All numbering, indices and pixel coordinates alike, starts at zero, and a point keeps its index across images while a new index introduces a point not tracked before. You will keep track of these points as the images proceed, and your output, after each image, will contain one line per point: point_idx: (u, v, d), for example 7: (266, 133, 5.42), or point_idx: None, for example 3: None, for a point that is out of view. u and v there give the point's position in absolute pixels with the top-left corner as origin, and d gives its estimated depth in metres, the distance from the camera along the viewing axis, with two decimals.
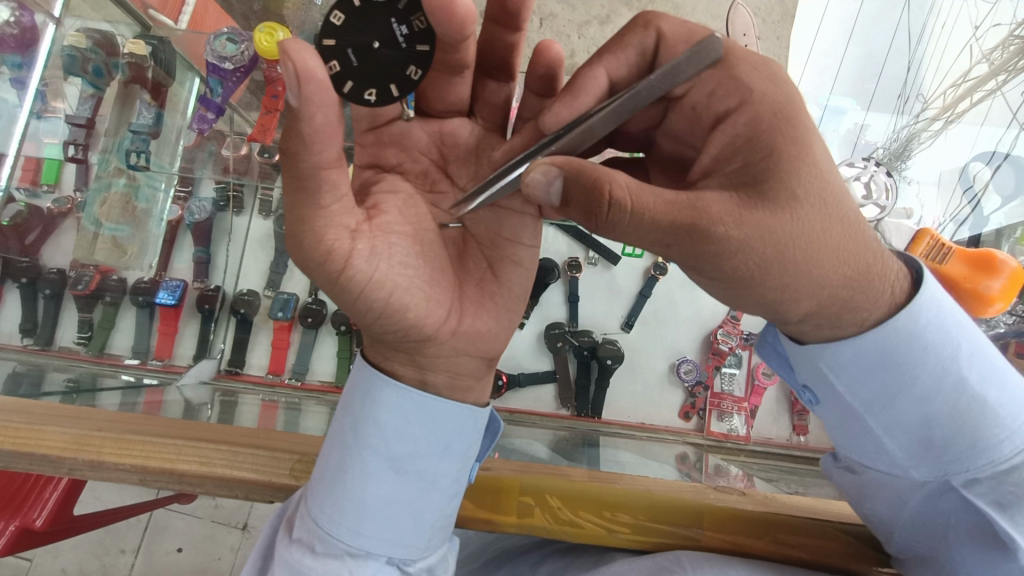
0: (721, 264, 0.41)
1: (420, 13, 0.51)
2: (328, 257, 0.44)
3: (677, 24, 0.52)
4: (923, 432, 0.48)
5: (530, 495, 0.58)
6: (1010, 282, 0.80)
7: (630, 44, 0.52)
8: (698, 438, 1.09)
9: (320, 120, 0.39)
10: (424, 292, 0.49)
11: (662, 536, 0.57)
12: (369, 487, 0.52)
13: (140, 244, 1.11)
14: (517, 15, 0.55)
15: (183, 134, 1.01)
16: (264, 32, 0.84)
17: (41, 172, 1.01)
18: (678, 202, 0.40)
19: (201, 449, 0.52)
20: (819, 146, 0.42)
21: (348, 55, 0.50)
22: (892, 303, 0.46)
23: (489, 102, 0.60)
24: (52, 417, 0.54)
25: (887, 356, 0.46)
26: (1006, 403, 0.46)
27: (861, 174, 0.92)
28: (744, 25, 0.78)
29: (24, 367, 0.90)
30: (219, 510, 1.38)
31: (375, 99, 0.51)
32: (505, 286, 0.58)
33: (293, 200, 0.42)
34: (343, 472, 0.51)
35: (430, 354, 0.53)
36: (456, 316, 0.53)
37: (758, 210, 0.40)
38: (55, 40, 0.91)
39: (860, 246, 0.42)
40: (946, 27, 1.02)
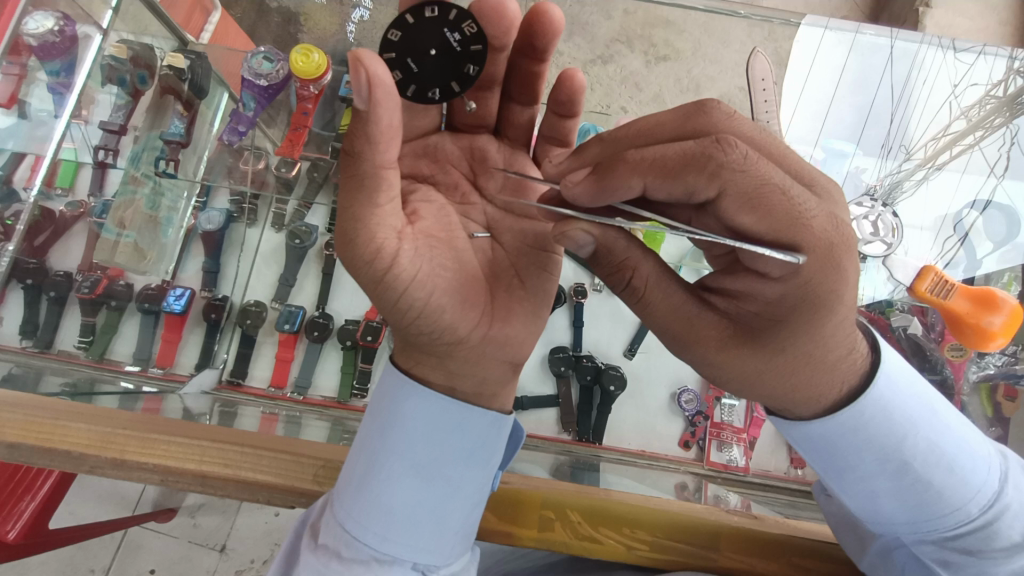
0: (700, 357, 0.52)
1: (470, 19, 0.57)
2: (377, 255, 0.47)
3: (748, 176, 0.42)
4: (873, 504, 0.54)
5: (551, 508, 0.61)
6: (1010, 319, 0.88)
7: (683, 179, 0.43)
8: (698, 467, 1.08)
9: (386, 122, 0.43)
10: (457, 297, 0.52)
11: (680, 555, 0.60)
12: (396, 493, 0.54)
13: (160, 250, 1.10)
14: (542, 52, 0.60)
15: (209, 144, 1.04)
16: (301, 54, 0.93)
17: (58, 175, 1.02)
18: (672, 308, 0.51)
19: (224, 452, 0.58)
20: (837, 307, 0.46)
21: (408, 64, 0.57)
22: (850, 387, 0.51)
23: (515, 123, 0.64)
24: (75, 414, 0.60)
25: (854, 434, 0.52)
26: (950, 483, 0.51)
27: (870, 214, 0.99)
28: (762, 69, 0.80)
29: (21, 369, 0.88)
30: (199, 531, 1.33)
31: (438, 97, 0.58)
32: (533, 289, 0.60)
33: (351, 198, 0.46)
34: (371, 475, 0.54)
35: (461, 357, 0.55)
36: (488, 321, 0.55)
37: (740, 344, 0.50)
38: (99, 50, 0.98)
39: (835, 366, 0.50)
40: (927, 83, 1.04)
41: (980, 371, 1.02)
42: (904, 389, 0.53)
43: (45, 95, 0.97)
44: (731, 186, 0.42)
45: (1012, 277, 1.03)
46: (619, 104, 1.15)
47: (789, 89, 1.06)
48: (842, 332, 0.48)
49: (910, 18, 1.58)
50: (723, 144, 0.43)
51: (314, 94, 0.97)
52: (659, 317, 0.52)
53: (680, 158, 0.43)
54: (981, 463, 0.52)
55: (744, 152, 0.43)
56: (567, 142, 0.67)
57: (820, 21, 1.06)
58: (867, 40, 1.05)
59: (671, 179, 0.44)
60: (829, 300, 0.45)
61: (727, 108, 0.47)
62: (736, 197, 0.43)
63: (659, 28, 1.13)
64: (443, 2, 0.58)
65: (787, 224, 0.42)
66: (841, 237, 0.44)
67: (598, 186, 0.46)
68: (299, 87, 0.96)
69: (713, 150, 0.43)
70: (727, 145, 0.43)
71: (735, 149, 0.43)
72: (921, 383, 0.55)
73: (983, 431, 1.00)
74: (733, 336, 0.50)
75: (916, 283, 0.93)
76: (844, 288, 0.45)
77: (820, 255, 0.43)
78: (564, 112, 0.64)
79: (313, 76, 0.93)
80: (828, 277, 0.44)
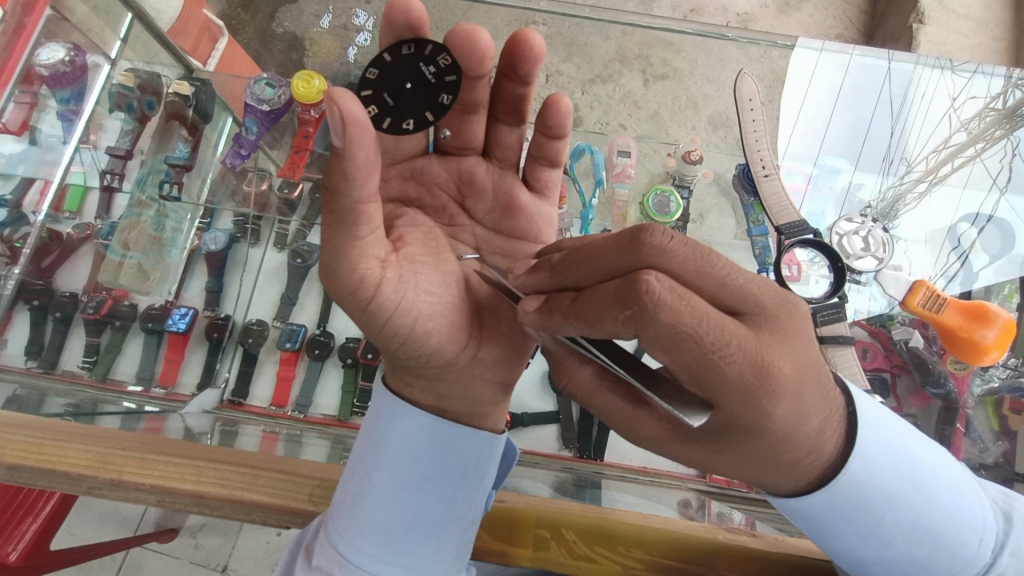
0: (649, 448, 0.52)
1: (445, 52, 0.59)
2: (359, 285, 0.49)
3: (668, 325, 0.38)
4: (859, 570, 0.53)
5: (546, 527, 0.61)
6: (1004, 333, 0.90)
7: (604, 325, 0.41)
8: (701, 485, 1.05)
9: (361, 157, 0.44)
10: (443, 322, 0.54)
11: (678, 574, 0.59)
12: (391, 513, 0.55)
13: (162, 270, 1.13)
14: (524, 75, 0.62)
15: (213, 167, 1.07)
16: (303, 79, 0.94)
17: (66, 198, 1.06)
18: (615, 407, 0.51)
19: (223, 472, 0.59)
20: (769, 432, 0.42)
21: (384, 98, 0.59)
22: (813, 476, 0.48)
23: (504, 144, 0.67)
24: (76, 434, 0.61)
25: (843, 510, 0.49)
26: (935, 558, 0.50)
27: (860, 229, 1.01)
28: (750, 91, 0.92)
29: (24, 390, 0.89)
30: (200, 552, 1.33)
31: (412, 127, 0.59)
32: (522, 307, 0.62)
33: (331, 231, 0.47)
34: (364, 495, 0.54)
35: (450, 379, 0.58)
36: (474, 346, 0.58)
37: (683, 445, 0.48)
38: (106, 78, 1.03)
39: (792, 469, 0.47)
40: (926, 98, 1.05)
41: (985, 384, 1.00)
42: (898, 455, 0.50)
43: (55, 123, 1.01)
44: (648, 332, 0.38)
45: (1013, 289, 1.02)
46: (618, 122, 1.16)
47: (786, 111, 1.08)
48: (791, 443, 0.44)
49: (903, 34, 1.61)
50: (636, 287, 0.38)
51: (315, 118, 0.97)
52: (605, 408, 0.52)
53: (599, 303, 0.40)
54: (973, 535, 0.50)
55: (657, 292, 0.37)
56: (557, 162, 0.69)
57: (817, 44, 1.07)
58: (863, 62, 1.05)
59: (594, 325, 0.41)
60: (757, 427, 0.42)
61: (668, 232, 0.40)
62: (656, 345, 0.39)
63: (657, 48, 1.12)
64: (419, 37, 0.60)
65: (702, 368, 0.39)
66: (765, 379, 0.39)
67: (543, 321, 0.46)
68: (301, 111, 0.97)
69: (630, 297, 0.38)
70: (642, 290, 0.38)
71: (650, 290, 0.38)
72: (905, 451, 0.51)
73: (989, 446, 0.99)
74: (675, 431, 0.49)
75: (907, 297, 0.96)
76: (774, 414, 0.41)
77: (740, 394, 0.40)
78: (552, 132, 0.66)
79: (315, 100, 0.94)
80: (752, 410, 0.41)
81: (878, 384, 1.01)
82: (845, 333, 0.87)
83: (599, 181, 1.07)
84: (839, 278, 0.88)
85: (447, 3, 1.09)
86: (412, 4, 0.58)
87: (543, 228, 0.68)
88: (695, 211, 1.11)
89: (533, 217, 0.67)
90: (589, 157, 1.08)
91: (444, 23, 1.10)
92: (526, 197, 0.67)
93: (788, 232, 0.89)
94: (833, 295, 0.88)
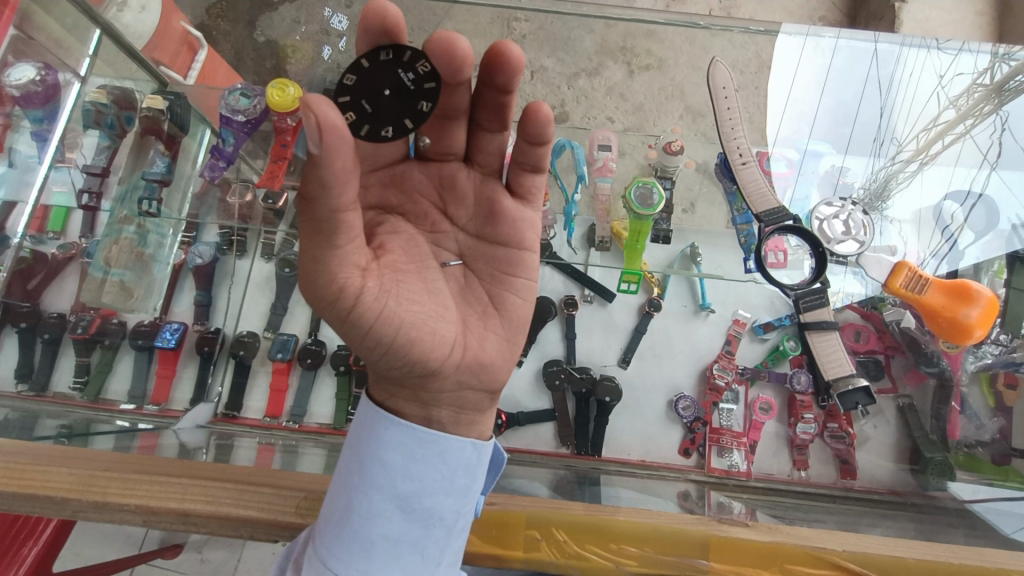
0: None
1: (424, 59, 0.59)
2: (340, 295, 0.49)
3: None
4: None
5: (536, 528, 0.61)
6: (987, 310, 0.91)
7: None
8: (700, 475, 1.09)
9: (339, 164, 0.45)
10: (426, 331, 0.54)
11: (670, 568, 0.60)
12: (378, 528, 0.54)
13: (146, 287, 1.10)
14: (506, 83, 0.60)
15: (193, 181, 1.05)
16: (276, 88, 0.94)
17: (49, 220, 1.05)
18: None
19: (206, 489, 0.59)
20: None
21: (362, 105, 0.59)
22: None
23: (485, 149, 0.65)
24: (59, 458, 0.61)
25: None
26: None
27: (840, 213, 0.95)
28: (723, 79, 0.93)
29: (17, 414, 0.89)
30: (207, 565, 1.32)
31: (391, 134, 0.59)
32: (497, 313, 0.62)
33: (310, 242, 0.48)
34: (350, 511, 0.54)
35: (435, 387, 0.57)
36: (460, 352, 0.57)
37: None
38: (77, 97, 1.00)
39: None
40: (913, 76, 1.05)
41: (978, 361, 1.06)
42: None
43: (28, 141, 0.99)
44: None
45: (1003, 265, 1.03)
46: (605, 116, 1.15)
47: (774, 95, 1.07)
48: None
49: (887, 14, 1.61)
50: None
51: (292, 126, 0.97)
52: None
53: None
54: None
55: None
56: (542, 167, 0.64)
57: (801, 30, 1.05)
58: (849, 47, 1.04)
59: None
60: None
61: None
62: None
63: (639, 38, 1.11)
64: (397, 43, 0.59)
65: None
66: None
67: None
68: (277, 120, 0.97)
69: None
70: None
71: None
72: None
73: (985, 422, 1.07)
74: None
75: (891, 279, 0.94)
76: None
77: None
78: (535, 140, 0.61)
79: (290, 108, 0.93)
80: None
81: (870, 366, 1.12)
82: (829, 318, 0.93)
83: (581, 177, 1.05)
84: (818, 267, 0.90)
85: (427, 4, 1.08)
86: (387, 8, 0.58)
87: (527, 234, 0.64)
88: (683, 200, 1.09)
89: (516, 223, 0.63)
90: (570, 153, 1.07)
91: (425, 25, 1.09)
92: (510, 203, 0.64)
93: (768, 219, 0.90)
94: (815, 280, 0.92)
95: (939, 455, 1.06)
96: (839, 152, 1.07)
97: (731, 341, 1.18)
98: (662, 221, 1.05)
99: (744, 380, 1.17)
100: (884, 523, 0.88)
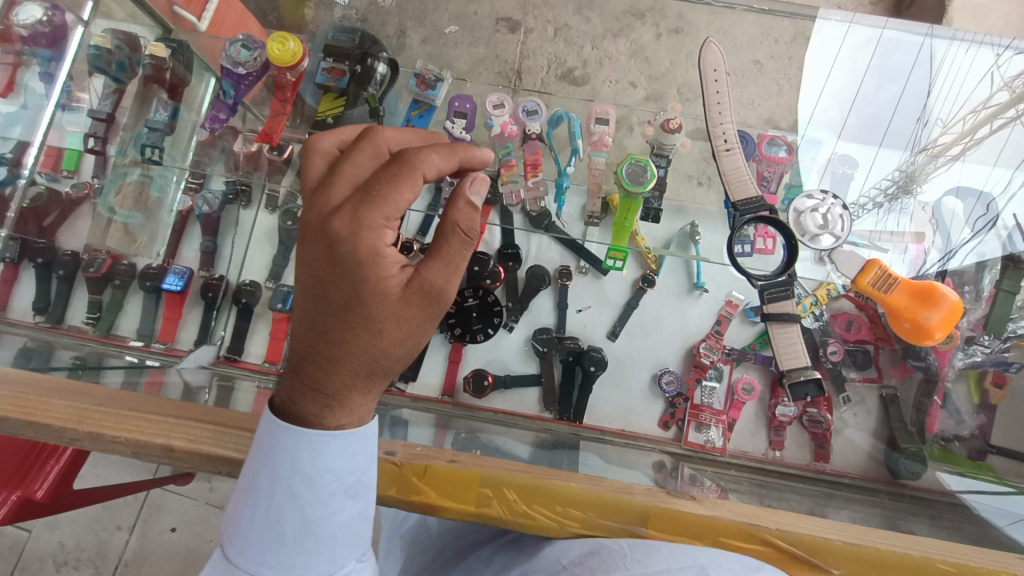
0: None
1: None
2: None
3: None
4: None
5: (489, 487, 0.66)
6: (948, 314, 0.89)
7: None
8: (676, 447, 1.13)
9: None
10: (366, 319, 0.58)
11: (608, 531, 0.64)
12: (346, 464, 0.59)
13: (150, 234, 1.15)
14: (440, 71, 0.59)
15: (196, 130, 1.06)
16: (277, 41, 0.94)
17: (63, 159, 1.07)
18: None
19: (190, 429, 0.64)
20: None
21: None
22: None
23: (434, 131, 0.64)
24: (61, 390, 0.66)
25: None
26: None
27: (821, 206, 0.89)
28: (714, 61, 0.88)
29: (34, 344, 0.95)
30: (213, 494, 1.42)
31: None
32: (442, 294, 0.61)
33: None
34: (317, 458, 0.58)
35: (384, 366, 0.59)
36: (405, 333, 0.60)
37: None
38: (82, 40, 0.98)
39: None
40: (967, 55, 0.99)
41: (966, 359, 1.07)
42: None
43: (38, 80, 1.00)
44: None
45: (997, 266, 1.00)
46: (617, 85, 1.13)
47: (812, 71, 1.05)
48: None
49: None
50: None
51: (292, 81, 0.99)
52: None
53: None
54: None
55: None
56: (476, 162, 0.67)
57: (845, 17, 1.03)
58: (894, 37, 1.01)
59: None
60: None
61: None
62: None
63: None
64: None
65: None
66: None
67: None
68: (277, 74, 0.98)
69: None
70: None
71: None
72: None
73: (967, 418, 1.08)
74: None
75: (860, 276, 0.90)
76: None
77: None
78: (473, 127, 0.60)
79: (290, 64, 0.94)
80: None
81: (861, 356, 1.15)
82: None
83: (576, 150, 1.05)
84: (790, 256, 0.87)
85: None
86: None
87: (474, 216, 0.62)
88: (700, 173, 1.04)
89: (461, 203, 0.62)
90: (566, 124, 1.06)
91: None
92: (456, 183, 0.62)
93: (745, 209, 0.85)
94: (782, 272, 0.88)
95: (915, 447, 1.07)
96: (877, 130, 1.01)
97: (721, 322, 1.18)
98: (652, 199, 1.02)
99: (729, 360, 1.19)
100: (847, 506, 0.91)
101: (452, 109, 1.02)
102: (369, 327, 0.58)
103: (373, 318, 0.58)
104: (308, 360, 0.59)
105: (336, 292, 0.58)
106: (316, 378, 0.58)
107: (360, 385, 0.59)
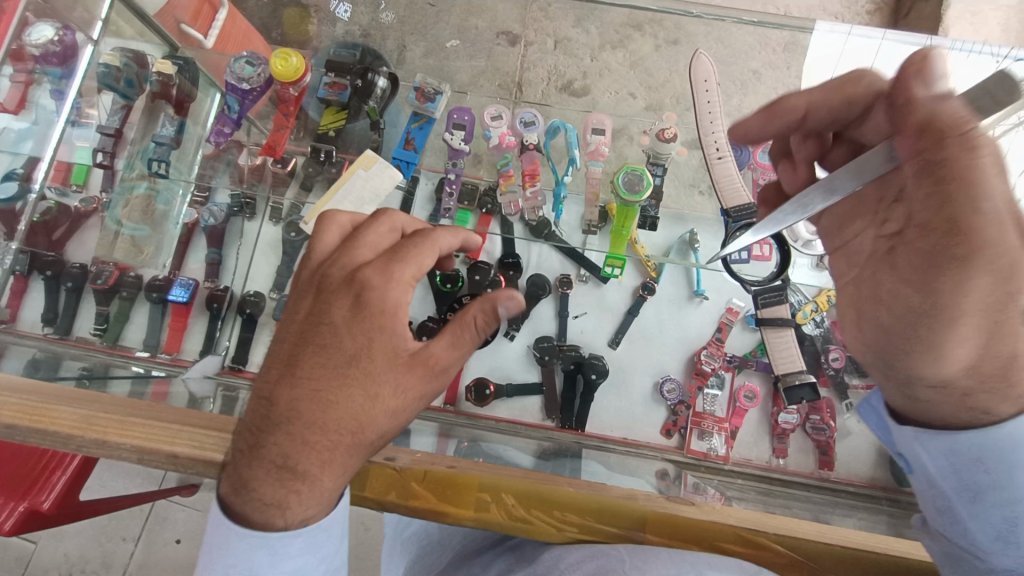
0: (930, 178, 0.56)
1: None
2: None
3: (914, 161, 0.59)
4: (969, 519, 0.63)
5: (487, 492, 0.68)
6: None
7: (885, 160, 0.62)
8: (677, 455, 1.13)
9: None
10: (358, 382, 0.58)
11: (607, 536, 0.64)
12: (308, 559, 0.57)
13: (156, 245, 1.19)
14: None
15: (201, 144, 1.08)
16: (280, 58, 0.98)
17: (73, 174, 1.10)
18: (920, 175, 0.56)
19: (196, 435, 0.65)
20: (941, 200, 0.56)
21: None
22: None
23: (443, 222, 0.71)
24: (69, 399, 0.67)
25: (975, 454, 0.61)
26: (1004, 527, 0.60)
27: None
28: (705, 72, 0.92)
29: (43, 355, 0.97)
30: None
31: None
32: (436, 368, 0.62)
33: None
34: (278, 557, 0.55)
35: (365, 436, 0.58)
36: (395, 404, 0.59)
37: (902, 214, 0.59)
38: (93, 58, 1.02)
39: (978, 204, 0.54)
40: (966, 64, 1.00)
41: None
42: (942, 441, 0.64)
43: (48, 97, 1.03)
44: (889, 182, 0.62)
45: None
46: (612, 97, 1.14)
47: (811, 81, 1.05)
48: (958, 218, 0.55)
49: None
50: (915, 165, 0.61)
51: (294, 95, 1.04)
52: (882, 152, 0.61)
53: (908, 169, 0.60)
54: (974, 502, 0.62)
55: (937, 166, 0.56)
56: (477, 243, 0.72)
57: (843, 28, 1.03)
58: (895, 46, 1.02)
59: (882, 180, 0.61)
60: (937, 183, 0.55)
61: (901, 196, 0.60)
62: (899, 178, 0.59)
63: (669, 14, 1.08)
64: None
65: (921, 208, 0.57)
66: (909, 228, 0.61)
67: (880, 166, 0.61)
68: (279, 89, 1.03)
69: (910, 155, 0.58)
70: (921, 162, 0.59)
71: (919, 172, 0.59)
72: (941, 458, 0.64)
73: None
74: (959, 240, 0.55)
75: None
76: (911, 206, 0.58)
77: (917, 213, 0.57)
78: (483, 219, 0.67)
79: (293, 78, 0.99)
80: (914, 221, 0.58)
81: None
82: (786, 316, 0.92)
83: (573, 160, 1.06)
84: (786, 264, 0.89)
85: None
86: None
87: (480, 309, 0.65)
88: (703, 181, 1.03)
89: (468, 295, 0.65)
90: (564, 135, 1.07)
91: None
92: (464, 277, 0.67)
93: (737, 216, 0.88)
94: (776, 277, 0.91)
95: None
96: None
97: (723, 329, 1.19)
98: (650, 207, 1.04)
99: (731, 367, 1.19)
100: (853, 514, 0.90)
101: (452, 122, 1.05)
102: (363, 391, 0.58)
103: (367, 381, 0.59)
104: (280, 427, 0.56)
105: (329, 351, 0.59)
106: (291, 448, 0.55)
107: (336, 457, 0.57)
